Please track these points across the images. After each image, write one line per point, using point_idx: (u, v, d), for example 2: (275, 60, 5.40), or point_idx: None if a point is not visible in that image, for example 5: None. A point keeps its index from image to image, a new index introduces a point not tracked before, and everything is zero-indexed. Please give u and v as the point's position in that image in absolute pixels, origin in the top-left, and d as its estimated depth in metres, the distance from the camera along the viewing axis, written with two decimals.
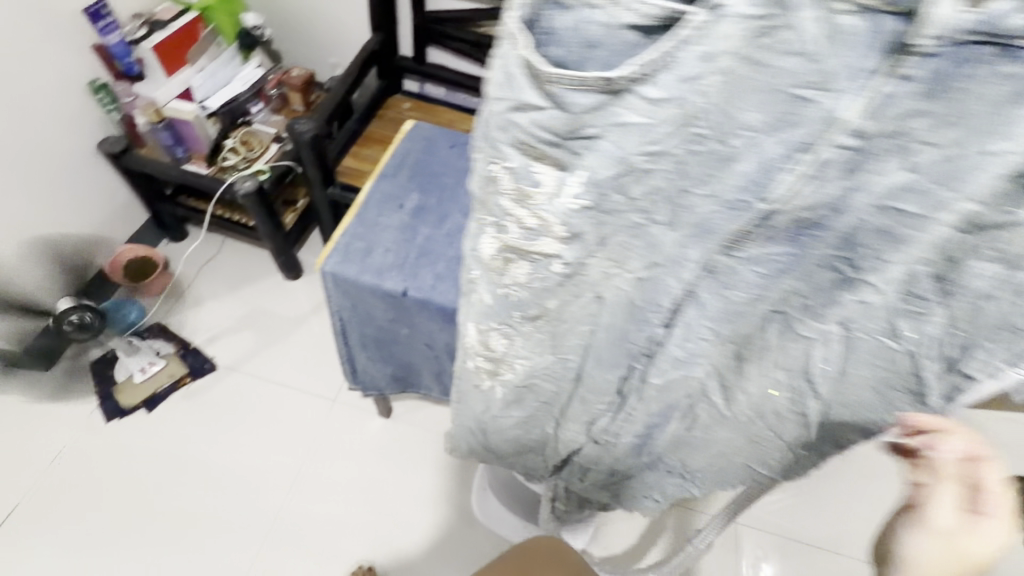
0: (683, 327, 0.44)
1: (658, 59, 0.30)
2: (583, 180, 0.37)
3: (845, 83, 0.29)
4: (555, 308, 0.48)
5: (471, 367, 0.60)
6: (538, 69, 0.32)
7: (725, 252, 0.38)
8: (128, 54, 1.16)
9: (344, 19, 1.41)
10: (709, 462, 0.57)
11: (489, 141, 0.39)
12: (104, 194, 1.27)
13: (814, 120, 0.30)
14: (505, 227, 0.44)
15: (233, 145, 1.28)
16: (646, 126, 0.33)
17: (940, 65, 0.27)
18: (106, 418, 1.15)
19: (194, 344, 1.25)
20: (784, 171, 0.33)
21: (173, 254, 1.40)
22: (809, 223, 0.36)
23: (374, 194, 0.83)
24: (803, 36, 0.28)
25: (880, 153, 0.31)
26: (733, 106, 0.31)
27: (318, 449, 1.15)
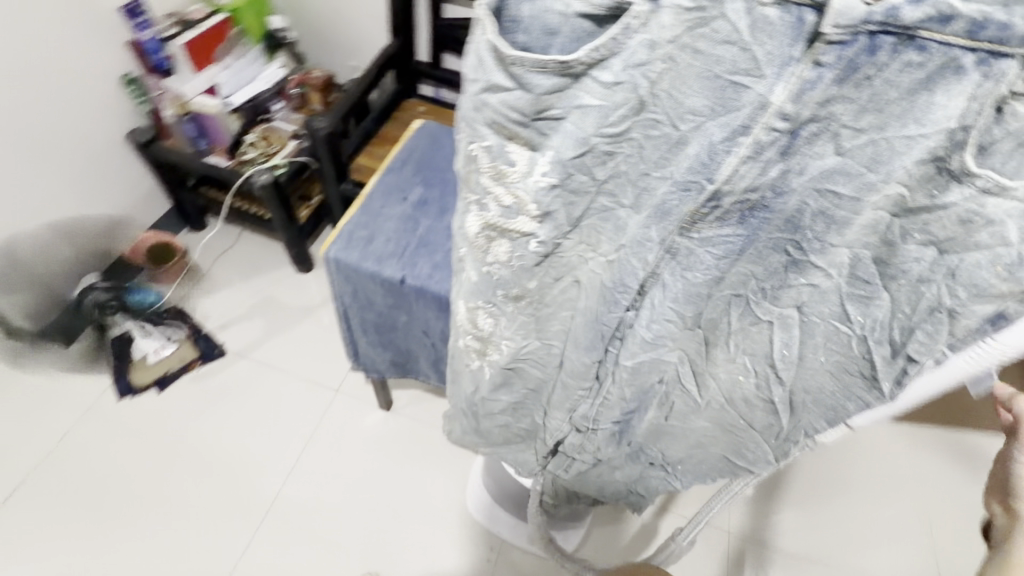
0: (649, 308, 0.40)
1: (603, 47, 0.28)
2: (551, 163, 0.34)
3: (771, 70, 0.28)
4: (536, 289, 0.45)
5: (461, 345, 0.58)
6: (480, 54, 0.30)
7: (684, 234, 0.35)
8: (159, 49, 1.23)
9: (362, 22, 1.44)
10: (687, 453, 0.56)
11: (466, 120, 0.35)
12: (128, 185, 1.36)
13: (750, 104, 0.29)
14: (486, 206, 0.39)
15: (253, 140, 1.34)
16: (602, 110, 0.31)
17: (853, 53, 0.26)
18: (118, 396, 1.25)
19: (205, 329, 1.36)
20: (728, 153, 0.31)
21: (191, 243, 1.49)
22: (755, 206, 0.34)
23: (379, 186, 0.84)
24: (737, 23, 0.27)
25: (811, 136, 0.30)
26: (679, 88, 0.30)
27: (321, 435, 1.24)
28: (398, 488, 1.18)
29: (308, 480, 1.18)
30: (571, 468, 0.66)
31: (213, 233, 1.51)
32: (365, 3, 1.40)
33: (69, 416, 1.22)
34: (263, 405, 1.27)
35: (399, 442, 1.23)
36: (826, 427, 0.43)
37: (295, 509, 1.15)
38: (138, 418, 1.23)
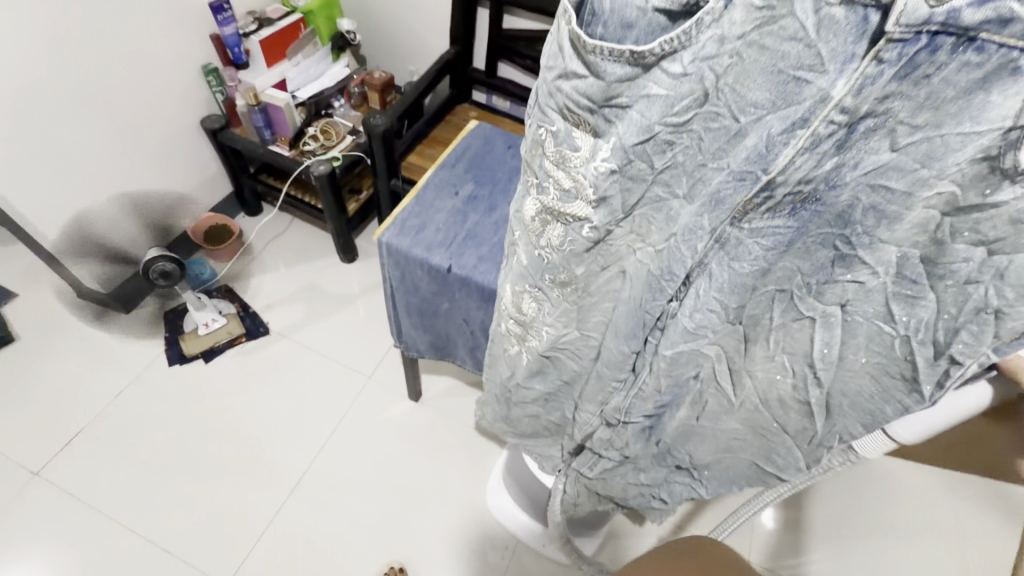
0: (693, 297, 0.44)
1: (675, 39, 0.31)
2: (613, 148, 0.37)
3: (833, 66, 0.29)
4: (583, 277, 0.49)
5: (503, 328, 0.62)
6: (561, 41, 0.34)
7: (733, 224, 0.38)
8: (238, 44, 1.32)
9: (424, 29, 1.50)
10: (714, 458, 0.56)
11: (539, 106, 0.40)
12: (198, 167, 1.46)
13: (810, 99, 0.31)
14: (545, 189, 0.44)
15: (314, 133, 1.41)
16: (668, 99, 0.34)
17: (915, 50, 0.27)
18: (169, 363, 1.33)
19: (253, 308, 1.43)
20: (786, 146, 0.33)
21: (246, 226, 1.58)
22: (805, 199, 0.36)
23: (433, 179, 0.88)
24: (804, 23, 0.29)
25: (869, 132, 0.32)
26: (741, 84, 0.32)
27: (351, 419, 1.28)
28: (421, 478, 1.21)
29: (336, 461, 1.22)
30: (596, 468, 0.67)
31: (267, 219, 1.60)
32: (429, 11, 1.47)
33: (123, 377, 1.30)
34: (300, 384, 1.32)
35: (425, 435, 1.26)
36: (862, 432, 0.44)
37: (321, 488, 1.19)
38: (185, 385, 1.31)
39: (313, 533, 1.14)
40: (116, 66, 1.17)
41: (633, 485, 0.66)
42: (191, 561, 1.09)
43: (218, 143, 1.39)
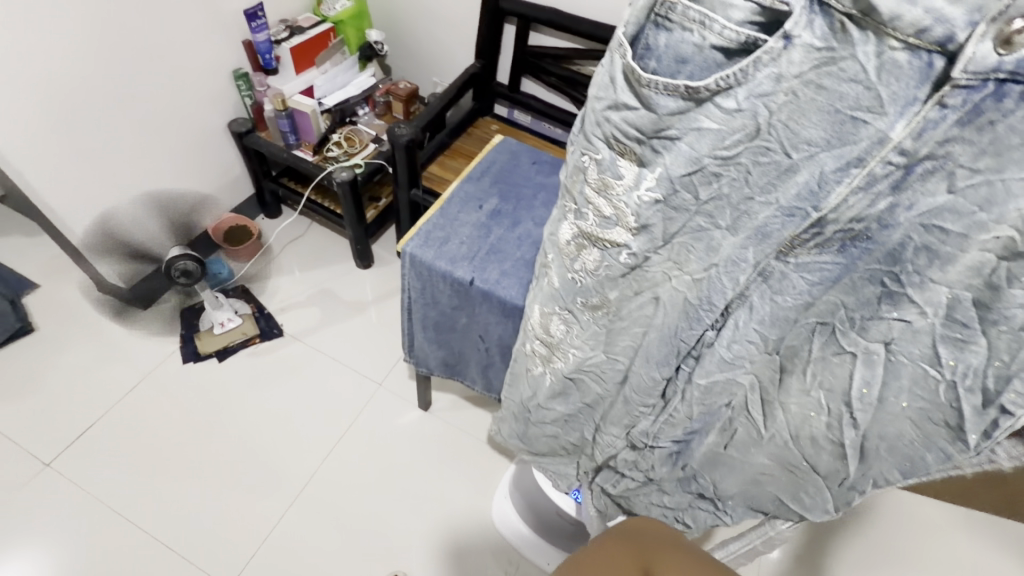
0: (732, 328, 0.45)
1: (732, 76, 0.31)
2: (659, 177, 0.38)
3: (893, 109, 0.30)
4: (615, 301, 0.49)
5: (527, 349, 0.63)
6: (613, 74, 0.35)
7: (779, 257, 0.40)
8: (269, 50, 1.35)
9: (451, 43, 1.52)
10: (741, 490, 0.55)
11: (585, 134, 0.40)
12: (223, 168, 1.49)
13: (867, 139, 0.32)
14: (584, 215, 0.44)
15: (338, 140, 1.44)
16: (719, 133, 0.34)
17: (979, 97, 0.28)
18: (183, 360, 1.34)
19: (268, 309, 1.44)
20: (839, 184, 0.34)
21: (266, 228, 1.60)
22: (857, 236, 0.37)
23: (458, 193, 0.89)
24: (865, 65, 0.29)
25: (925, 173, 0.32)
26: (796, 121, 0.32)
27: (360, 426, 1.28)
28: (427, 489, 1.20)
29: (341, 467, 1.22)
30: (619, 485, 0.66)
31: (286, 222, 1.62)
32: (458, 26, 1.49)
33: (137, 372, 1.31)
34: (311, 387, 1.33)
35: (431, 445, 1.26)
36: (898, 479, 0.43)
37: (324, 493, 1.18)
38: (197, 383, 1.31)
39: (314, 537, 1.13)
40: (151, 68, 1.20)
41: (655, 507, 0.65)
42: (193, 560, 1.09)
43: (244, 145, 1.42)
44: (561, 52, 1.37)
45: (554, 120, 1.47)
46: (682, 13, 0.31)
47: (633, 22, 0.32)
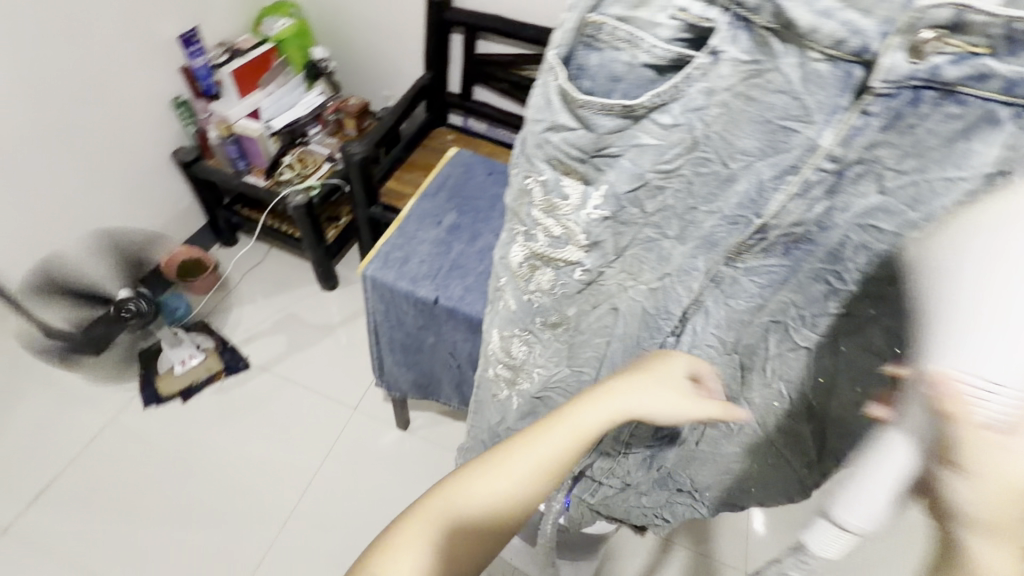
0: (691, 334, 0.46)
1: (665, 93, 0.31)
2: (605, 195, 0.37)
3: (820, 117, 0.30)
4: (574, 317, 0.49)
5: (491, 373, 0.62)
6: (548, 96, 0.34)
7: (728, 263, 0.40)
8: (209, 76, 1.31)
9: (397, 55, 1.50)
10: (715, 480, 0.61)
11: (526, 156, 0.40)
12: (170, 200, 1.42)
13: (799, 147, 0.32)
14: (533, 236, 0.44)
15: (290, 162, 1.40)
16: (659, 148, 0.34)
17: (900, 105, 0.28)
18: (144, 405, 1.28)
19: (231, 342, 1.39)
20: (777, 191, 0.34)
21: (222, 258, 1.54)
22: (799, 240, 0.37)
23: (415, 210, 0.87)
24: (789, 76, 0.29)
25: (856, 178, 0.32)
26: (731, 131, 0.33)
27: (338, 452, 1.24)
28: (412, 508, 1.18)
29: (321, 497, 1.18)
30: (597, 493, 0.67)
31: (243, 250, 1.56)
32: (403, 40, 1.47)
33: (94, 423, 1.24)
34: (284, 418, 1.28)
35: (414, 464, 1.24)
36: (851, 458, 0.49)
37: (307, 527, 1.14)
38: (161, 427, 1.25)
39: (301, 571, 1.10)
40: (83, 102, 1.14)
41: (637, 509, 0.68)
42: None
43: (191, 175, 1.36)
44: (509, 59, 1.37)
45: (509, 126, 1.47)
46: (611, 33, 0.31)
47: (562, 45, 0.33)
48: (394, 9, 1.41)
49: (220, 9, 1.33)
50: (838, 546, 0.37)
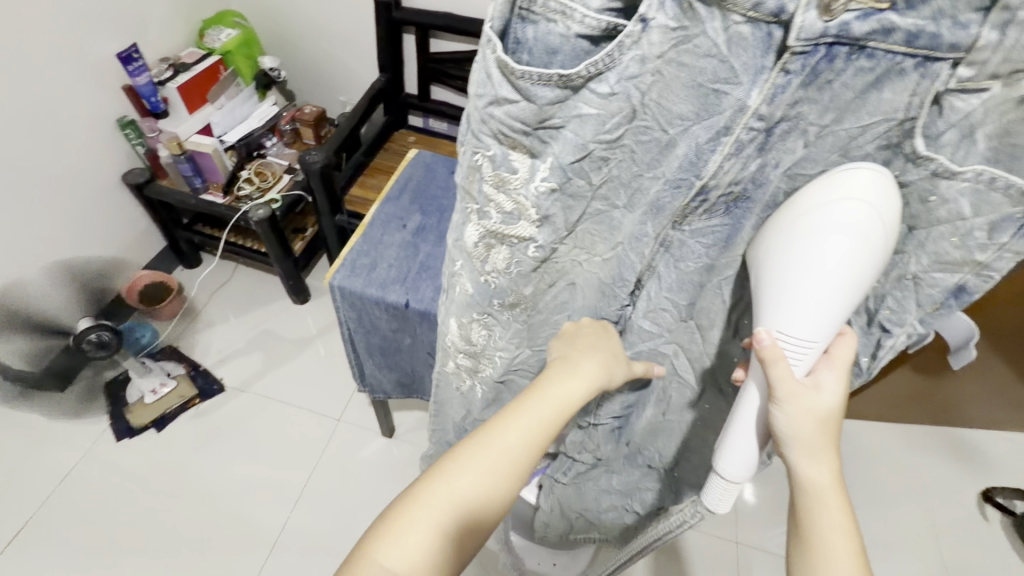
0: (646, 299, 0.50)
1: (600, 61, 0.31)
2: (551, 167, 0.38)
3: (746, 78, 0.31)
4: (530, 295, 0.51)
5: (451, 367, 0.64)
6: (488, 70, 0.34)
7: (675, 227, 0.41)
8: (155, 93, 1.25)
9: (350, 59, 1.48)
10: (679, 454, 0.66)
11: (472, 133, 0.39)
12: (126, 225, 1.37)
13: (730, 108, 0.33)
14: (485, 213, 0.44)
15: (248, 176, 1.37)
16: (599, 118, 0.35)
17: (815, 61, 0.30)
18: (117, 438, 1.23)
19: (203, 365, 1.35)
20: (714, 151, 0.35)
21: (186, 280, 1.50)
22: (738, 197, 0.39)
23: (379, 215, 0.86)
24: (715, 41, 0.31)
25: (782, 134, 0.34)
26: (666, 98, 0.34)
27: (324, 466, 1.22)
28: None
29: (311, 512, 1.16)
30: (570, 472, 0.74)
31: (208, 269, 1.52)
32: (354, 43, 1.44)
33: (66, 462, 1.19)
34: (266, 437, 1.26)
35: (403, 471, 1.23)
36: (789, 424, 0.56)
37: (301, 545, 1.13)
38: (138, 460, 1.21)
39: None
40: (23, 129, 1.08)
41: (605, 494, 0.75)
42: None
43: (144, 197, 1.31)
44: (463, 56, 1.37)
45: None
46: (543, 5, 0.31)
47: (499, 16, 0.32)
48: (343, 12, 1.38)
49: (160, 22, 1.28)
50: (727, 500, 0.47)
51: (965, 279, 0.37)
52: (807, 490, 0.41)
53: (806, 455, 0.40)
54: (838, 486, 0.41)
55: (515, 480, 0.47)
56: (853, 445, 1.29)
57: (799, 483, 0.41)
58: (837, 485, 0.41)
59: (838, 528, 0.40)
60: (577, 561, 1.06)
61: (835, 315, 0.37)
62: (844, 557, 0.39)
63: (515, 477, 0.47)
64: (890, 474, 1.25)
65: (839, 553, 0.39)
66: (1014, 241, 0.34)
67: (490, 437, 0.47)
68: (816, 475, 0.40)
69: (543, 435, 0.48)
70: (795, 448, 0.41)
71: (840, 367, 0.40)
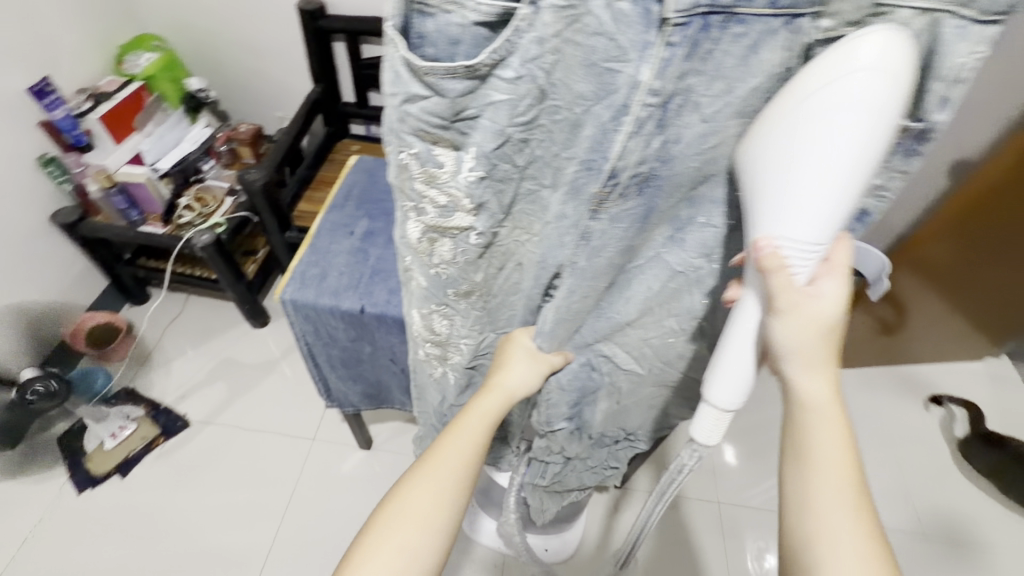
0: (565, 292, 0.48)
1: (500, 48, 0.32)
2: (476, 157, 0.39)
3: (634, 55, 0.33)
4: (482, 281, 0.51)
5: (422, 355, 0.64)
6: (397, 70, 0.34)
7: (592, 217, 0.42)
8: (75, 126, 1.19)
9: (282, 73, 1.44)
10: (646, 417, 0.71)
11: (394, 132, 0.39)
12: (62, 267, 1.30)
13: (624, 85, 0.34)
14: (423, 210, 0.44)
15: (188, 203, 1.33)
16: (511, 103, 0.36)
17: (693, 31, 0.31)
18: (78, 491, 1.17)
19: (164, 403, 1.30)
20: (616, 132, 0.36)
21: (136, 318, 1.45)
22: (647, 177, 0.39)
23: (325, 225, 0.85)
24: (601, 18, 0.32)
25: (677, 107, 0.36)
26: (567, 78, 0.35)
27: (304, 487, 1.20)
28: None
29: (296, 536, 1.14)
30: (548, 473, 0.75)
31: (157, 303, 1.47)
32: (283, 56, 1.41)
33: (24, 523, 1.13)
34: (239, 467, 1.22)
35: (384, 480, 1.22)
36: None
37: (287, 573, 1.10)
38: (104, 510, 1.16)
39: None
40: None
41: (587, 470, 0.78)
42: None
43: (78, 237, 1.26)
44: None
45: None
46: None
47: (396, 14, 0.32)
48: (268, 25, 1.35)
49: (71, 51, 1.22)
50: (718, 431, 0.49)
51: (866, 203, 0.42)
52: (804, 404, 0.41)
53: (804, 366, 0.41)
54: (835, 402, 0.41)
55: (462, 490, 0.52)
56: None
57: (797, 398, 0.42)
58: (833, 397, 0.41)
59: (832, 442, 0.41)
60: (566, 544, 1.07)
61: (842, 206, 0.36)
62: (828, 470, 0.41)
63: (461, 491, 0.52)
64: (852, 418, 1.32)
65: (828, 463, 0.41)
66: (898, 162, 0.39)
67: (434, 451, 0.53)
68: (812, 389, 0.41)
69: (477, 446, 0.54)
70: (792, 358, 0.41)
71: (841, 276, 0.41)
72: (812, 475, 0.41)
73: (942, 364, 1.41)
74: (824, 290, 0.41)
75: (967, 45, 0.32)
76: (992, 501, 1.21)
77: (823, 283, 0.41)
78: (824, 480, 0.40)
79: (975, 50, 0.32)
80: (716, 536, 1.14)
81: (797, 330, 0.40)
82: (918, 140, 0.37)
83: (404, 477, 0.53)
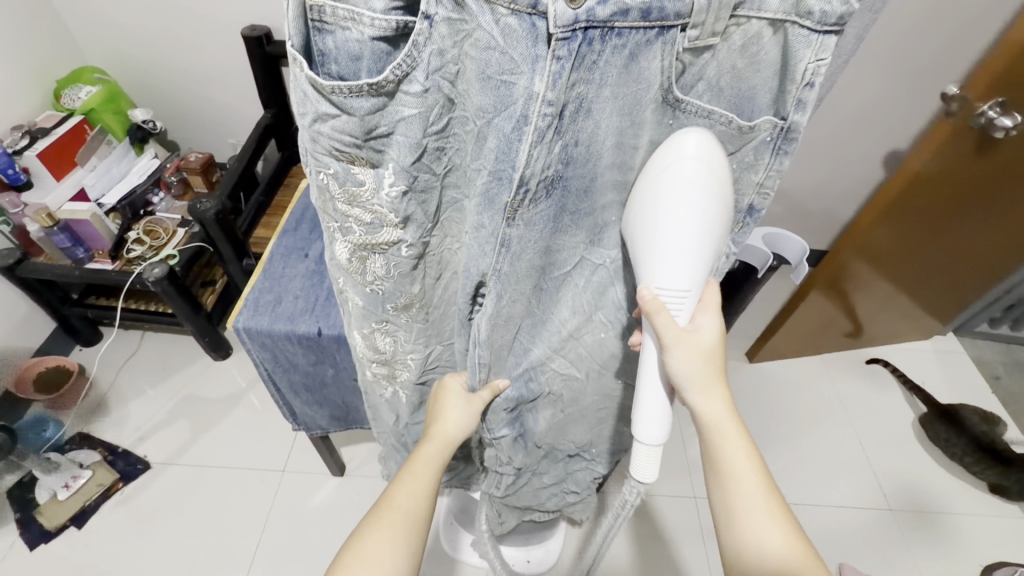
0: (495, 298, 0.48)
1: (403, 63, 0.35)
2: (394, 171, 0.42)
3: (526, 67, 0.34)
4: (419, 292, 0.54)
5: (370, 376, 0.66)
6: (303, 89, 0.36)
7: (509, 224, 0.42)
8: (11, 164, 1.13)
9: (231, 99, 1.42)
10: (591, 433, 0.72)
11: (311, 156, 0.42)
12: (5, 312, 1.24)
13: (521, 96, 0.36)
14: (348, 228, 0.47)
15: (138, 236, 1.29)
16: (420, 115, 0.39)
17: (576, 46, 0.33)
18: (30, 547, 1.11)
19: (122, 446, 1.25)
20: (521, 140, 0.37)
21: (88, 359, 1.39)
22: (555, 179, 0.41)
23: (277, 249, 0.84)
24: (491, 33, 0.34)
25: (571, 111, 0.37)
26: (469, 88, 0.38)
27: (278, 520, 1.16)
28: None
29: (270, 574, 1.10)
30: (503, 484, 0.75)
31: (110, 342, 1.42)
32: (231, 84, 1.39)
33: None
34: (207, 506, 1.18)
35: (361, 505, 1.19)
36: None
37: None
38: (59, 565, 1.09)
39: None
40: None
41: (543, 488, 0.80)
42: None
43: (20, 280, 1.19)
44: None
45: None
46: (333, 14, 0.33)
47: (295, 34, 0.34)
48: (212, 53, 1.33)
49: (4, 89, 1.18)
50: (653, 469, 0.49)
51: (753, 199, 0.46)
52: (710, 424, 0.48)
53: (701, 391, 0.47)
54: (733, 415, 0.49)
55: (417, 539, 0.53)
56: (777, 381, 1.41)
57: (702, 417, 0.48)
58: (729, 412, 0.48)
59: (742, 453, 0.48)
60: (550, 553, 1.07)
61: (700, 261, 0.44)
62: (749, 481, 0.48)
63: (414, 532, 0.53)
64: (816, 405, 1.37)
65: (748, 480, 0.48)
66: (773, 162, 0.43)
67: (384, 503, 0.54)
68: (712, 409, 0.48)
69: (428, 489, 0.57)
70: (691, 387, 0.47)
71: (712, 310, 0.48)
72: (737, 488, 0.47)
73: (895, 344, 1.48)
74: (704, 327, 0.48)
75: (812, 52, 0.36)
76: (951, 473, 1.26)
77: (701, 320, 0.48)
78: (749, 490, 0.47)
79: (819, 57, 0.36)
80: (697, 529, 1.15)
81: (685, 367, 0.47)
82: (784, 137, 0.41)
83: (358, 533, 0.53)
